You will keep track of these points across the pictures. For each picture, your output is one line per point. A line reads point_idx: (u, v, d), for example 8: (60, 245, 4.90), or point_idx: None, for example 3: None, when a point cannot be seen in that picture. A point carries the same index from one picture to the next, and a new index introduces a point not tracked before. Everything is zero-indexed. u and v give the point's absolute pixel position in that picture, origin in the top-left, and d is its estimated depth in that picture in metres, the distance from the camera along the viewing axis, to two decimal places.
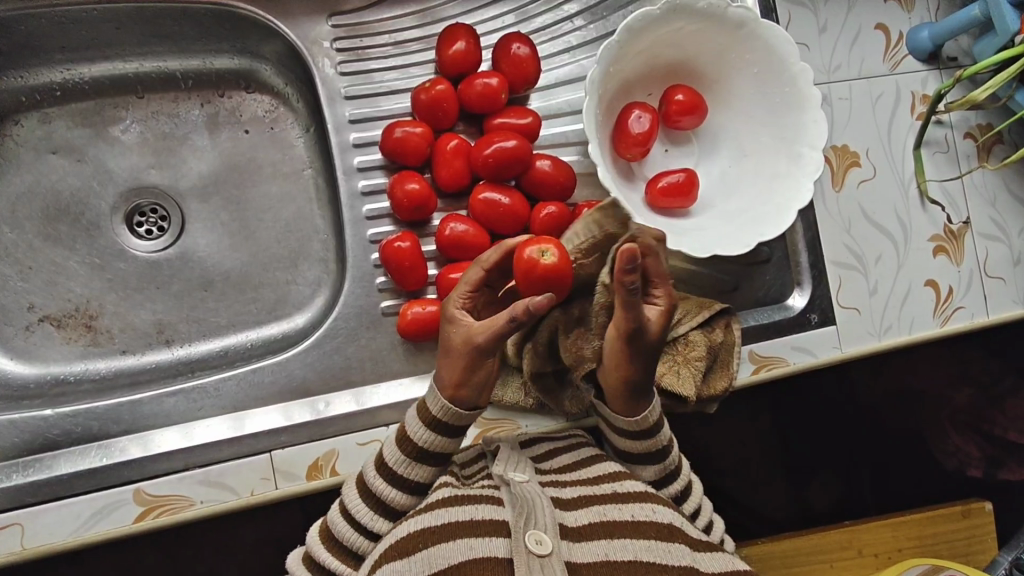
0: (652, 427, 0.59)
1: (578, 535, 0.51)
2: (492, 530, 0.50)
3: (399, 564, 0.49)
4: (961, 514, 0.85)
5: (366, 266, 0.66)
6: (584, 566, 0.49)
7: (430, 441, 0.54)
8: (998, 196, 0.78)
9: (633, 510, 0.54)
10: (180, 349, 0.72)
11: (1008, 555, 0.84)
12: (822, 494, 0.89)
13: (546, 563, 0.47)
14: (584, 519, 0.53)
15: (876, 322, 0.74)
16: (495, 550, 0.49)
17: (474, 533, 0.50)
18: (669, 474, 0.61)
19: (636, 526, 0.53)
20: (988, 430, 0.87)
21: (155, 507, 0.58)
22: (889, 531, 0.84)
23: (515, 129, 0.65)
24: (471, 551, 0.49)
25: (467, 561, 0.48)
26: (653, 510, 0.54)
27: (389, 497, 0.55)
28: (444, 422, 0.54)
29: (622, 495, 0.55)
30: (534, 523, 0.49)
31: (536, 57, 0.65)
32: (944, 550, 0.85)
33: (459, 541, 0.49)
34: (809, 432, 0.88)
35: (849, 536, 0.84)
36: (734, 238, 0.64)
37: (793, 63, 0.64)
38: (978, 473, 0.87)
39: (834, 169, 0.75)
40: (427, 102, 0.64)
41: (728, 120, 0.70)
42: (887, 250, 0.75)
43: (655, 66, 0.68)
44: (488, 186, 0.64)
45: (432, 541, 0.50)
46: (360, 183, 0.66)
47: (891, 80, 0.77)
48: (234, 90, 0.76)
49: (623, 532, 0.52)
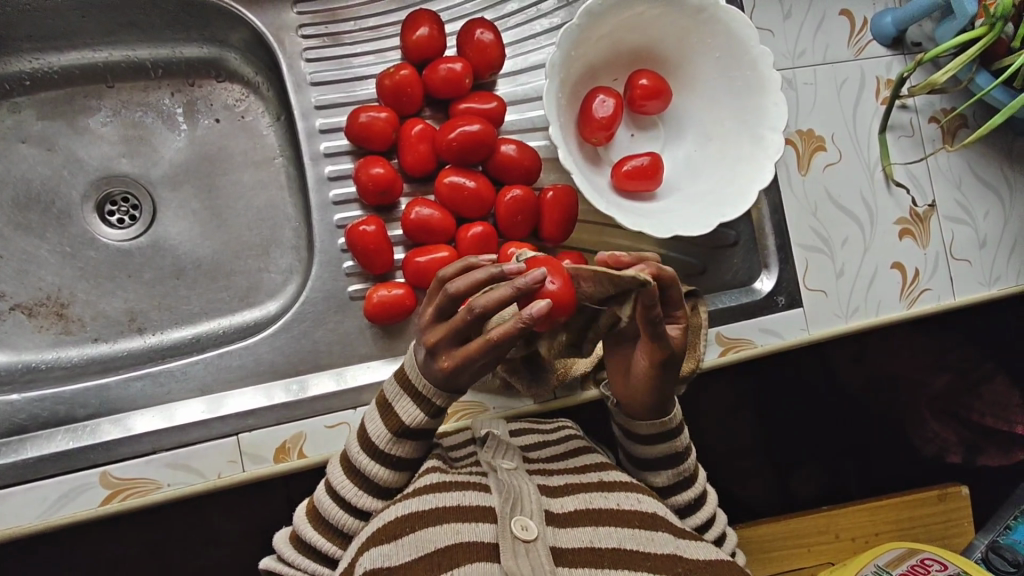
0: (671, 430, 0.60)
1: (563, 522, 0.52)
2: (480, 515, 0.51)
3: (386, 547, 0.49)
4: (937, 497, 0.86)
5: (333, 250, 0.66)
6: (569, 553, 0.50)
7: (420, 420, 0.54)
8: (963, 179, 0.79)
9: (618, 499, 0.55)
10: (152, 336, 0.73)
11: (984, 538, 0.85)
12: (795, 478, 0.89)
13: (531, 547, 0.48)
14: (570, 506, 0.54)
15: (843, 303, 0.75)
16: (483, 535, 0.50)
17: (461, 518, 0.51)
18: (686, 479, 0.62)
19: (620, 514, 0.54)
20: (964, 414, 0.88)
21: (121, 490, 0.58)
22: (866, 514, 0.85)
23: (479, 113, 0.65)
24: (457, 534, 0.50)
25: (454, 545, 0.49)
26: (638, 500, 0.56)
27: (373, 472, 0.55)
28: (436, 405, 0.54)
29: (607, 484, 0.57)
30: (521, 508, 0.50)
31: (500, 42, 0.66)
32: (920, 534, 0.86)
33: (447, 526, 0.50)
34: (787, 415, 0.88)
35: (825, 520, 0.85)
36: (696, 219, 0.65)
37: (753, 46, 0.64)
38: (957, 459, 0.89)
39: (800, 153, 0.76)
40: (391, 88, 0.64)
41: (692, 105, 0.70)
42: (853, 233, 0.76)
43: (619, 52, 0.68)
44: (453, 170, 0.65)
45: (419, 525, 0.50)
46: (327, 169, 0.67)
47: (856, 66, 0.77)
48: (204, 79, 0.76)
49: (608, 521, 0.53)
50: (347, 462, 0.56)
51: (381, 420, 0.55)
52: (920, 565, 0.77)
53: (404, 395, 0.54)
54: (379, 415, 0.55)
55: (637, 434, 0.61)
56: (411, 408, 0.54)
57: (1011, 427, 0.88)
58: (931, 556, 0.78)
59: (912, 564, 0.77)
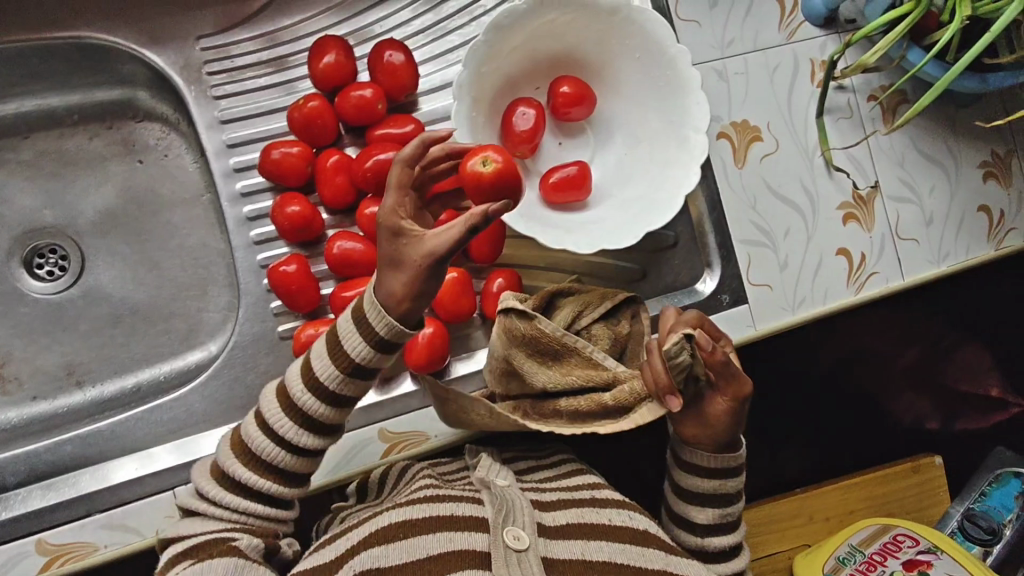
0: (730, 470, 0.61)
1: (556, 533, 0.52)
2: (473, 525, 0.51)
3: (379, 550, 0.49)
4: (911, 470, 0.82)
5: (259, 291, 0.65)
6: (560, 562, 0.49)
7: (368, 357, 0.48)
8: (906, 156, 0.78)
9: (610, 514, 0.55)
10: (92, 389, 0.72)
11: (960, 507, 0.81)
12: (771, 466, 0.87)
13: (523, 557, 0.48)
14: (563, 519, 0.53)
15: (789, 296, 0.74)
16: (474, 544, 0.50)
17: (454, 528, 0.51)
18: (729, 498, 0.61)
19: (611, 528, 0.53)
20: (940, 383, 0.80)
21: (58, 556, 0.57)
22: (842, 493, 0.81)
23: (396, 139, 0.63)
24: (449, 543, 0.50)
25: (445, 553, 0.49)
26: (629, 516, 0.55)
27: (314, 410, 0.50)
28: (382, 337, 0.47)
29: (599, 500, 0.57)
30: (513, 519, 0.50)
31: (411, 63, 0.64)
32: (896, 509, 0.82)
33: (439, 534, 0.50)
34: (782, 403, 0.80)
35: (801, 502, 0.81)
36: (623, 230, 0.63)
37: (670, 46, 0.62)
38: (935, 426, 0.82)
39: (735, 147, 0.74)
40: (301, 121, 0.62)
41: (619, 107, 0.69)
42: (796, 223, 0.75)
43: (537, 61, 0.66)
44: (374, 200, 0.63)
45: (411, 532, 0.50)
46: (246, 209, 0.65)
47: (788, 50, 0.75)
48: (122, 120, 0.74)
49: (599, 534, 0.53)
50: (282, 399, 0.50)
51: (329, 358, 0.49)
52: (892, 543, 0.76)
53: (352, 330, 0.48)
54: (322, 336, 0.49)
55: (694, 467, 0.61)
56: (357, 340, 0.48)
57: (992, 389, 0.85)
58: (905, 532, 0.77)
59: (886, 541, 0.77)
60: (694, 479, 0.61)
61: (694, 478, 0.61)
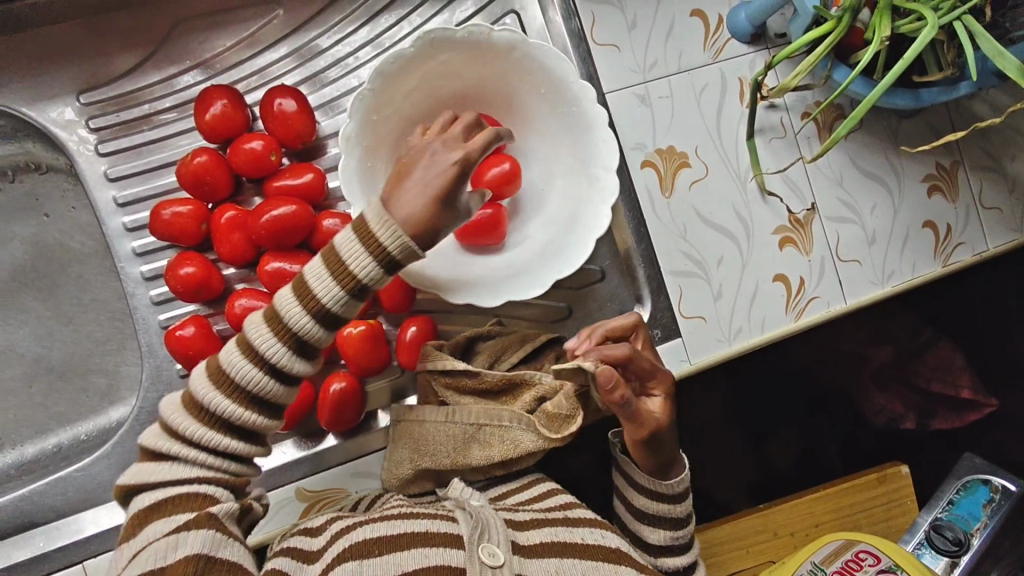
0: (676, 493, 0.59)
1: (530, 551, 0.50)
2: (448, 542, 0.49)
3: (354, 564, 0.47)
4: (877, 480, 0.80)
5: (162, 354, 0.62)
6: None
7: (379, 278, 0.44)
8: (845, 174, 0.74)
9: (584, 534, 0.54)
10: (11, 451, 0.71)
11: (928, 517, 0.77)
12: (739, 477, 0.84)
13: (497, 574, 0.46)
14: (538, 538, 0.51)
15: (724, 327, 0.71)
16: (449, 559, 0.47)
17: (428, 544, 0.49)
18: (680, 517, 0.59)
19: (584, 547, 0.52)
20: (914, 383, 0.83)
21: None
22: (806, 504, 0.80)
23: (292, 191, 0.61)
24: (423, 560, 0.47)
25: (420, 569, 0.47)
26: (602, 535, 0.54)
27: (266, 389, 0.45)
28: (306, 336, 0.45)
29: (572, 520, 0.55)
30: (488, 536, 0.49)
31: (304, 110, 0.61)
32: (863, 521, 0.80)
33: (414, 550, 0.48)
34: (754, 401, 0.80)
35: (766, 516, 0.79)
36: (532, 278, 0.61)
37: (572, 82, 0.59)
38: (911, 425, 0.83)
39: (662, 174, 0.70)
40: (188, 177, 0.59)
41: (532, 141, 0.66)
42: (729, 251, 0.72)
43: (441, 100, 0.63)
44: (274, 255, 0.61)
45: (388, 548, 0.48)
46: (142, 270, 0.62)
47: (714, 70, 0.72)
48: (25, 173, 0.72)
49: (573, 553, 0.51)
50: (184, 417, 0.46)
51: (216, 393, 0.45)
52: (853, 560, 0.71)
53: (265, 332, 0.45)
54: (226, 343, 0.45)
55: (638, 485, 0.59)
56: (272, 347, 0.44)
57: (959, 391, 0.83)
58: (866, 548, 0.71)
59: (846, 559, 0.72)
60: (648, 500, 0.59)
61: (641, 497, 0.59)
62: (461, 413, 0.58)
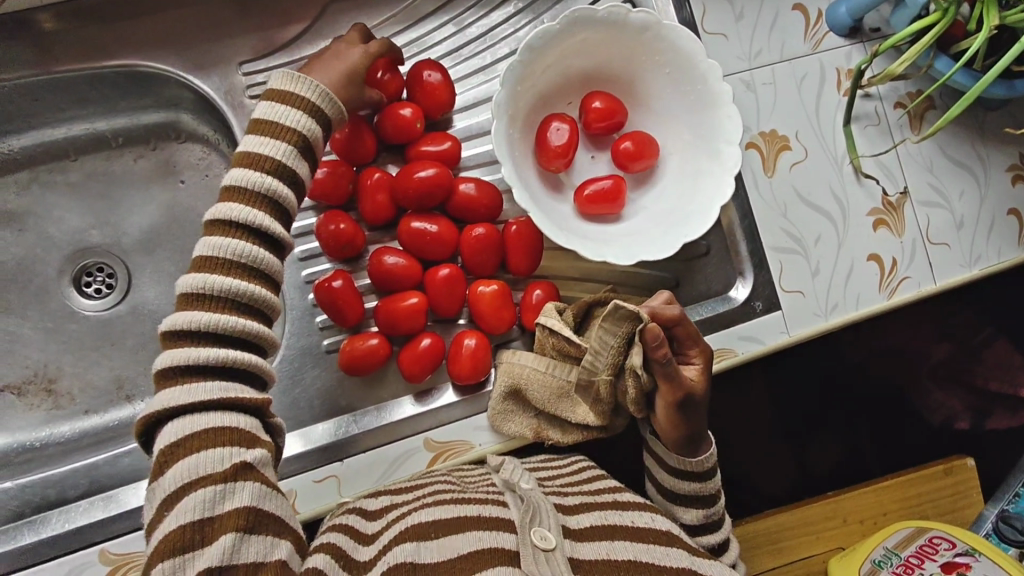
0: (706, 471, 0.61)
1: (580, 536, 0.52)
2: (499, 526, 0.51)
3: (413, 544, 0.48)
4: (942, 472, 0.86)
5: (305, 306, 0.67)
6: (586, 563, 0.49)
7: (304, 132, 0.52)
8: (935, 161, 0.78)
9: (631, 516, 0.56)
10: (141, 403, 0.74)
11: (994, 508, 0.84)
12: (819, 461, 0.88)
13: (550, 556, 0.47)
14: (587, 522, 0.54)
15: (822, 302, 0.74)
16: (503, 543, 0.49)
17: (483, 527, 0.50)
18: (709, 497, 0.62)
19: (633, 531, 0.54)
20: (970, 379, 0.89)
21: (121, 565, 0.59)
22: (871, 497, 0.85)
23: (434, 156, 0.65)
24: (479, 542, 0.49)
25: (475, 550, 0.48)
26: (651, 518, 0.56)
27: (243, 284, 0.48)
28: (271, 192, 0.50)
29: (620, 503, 0.58)
30: (539, 520, 0.50)
31: (449, 82, 0.66)
32: (929, 511, 0.86)
33: (470, 533, 0.49)
34: (796, 400, 0.87)
35: (833, 505, 0.84)
36: (661, 241, 0.64)
37: (701, 60, 0.64)
38: (966, 425, 0.90)
39: (765, 156, 0.75)
40: (343, 140, 0.64)
41: (649, 120, 0.70)
42: (827, 230, 0.75)
43: (569, 78, 0.68)
44: (415, 215, 0.65)
45: (447, 530, 0.50)
46: (291, 226, 0.67)
47: (814, 60, 0.76)
48: (165, 142, 0.77)
49: (623, 536, 0.53)
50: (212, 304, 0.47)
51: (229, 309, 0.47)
52: (928, 545, 0.77)
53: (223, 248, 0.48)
54: (260, 133, 0.51)
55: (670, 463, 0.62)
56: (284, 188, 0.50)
57: (1016, 389, 0.89)
58: (940, 534, 0.78)
59: (920, 543, 0.78)
60: (686, 482, 0.61)
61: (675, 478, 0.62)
62: (558, 368, 0.64)
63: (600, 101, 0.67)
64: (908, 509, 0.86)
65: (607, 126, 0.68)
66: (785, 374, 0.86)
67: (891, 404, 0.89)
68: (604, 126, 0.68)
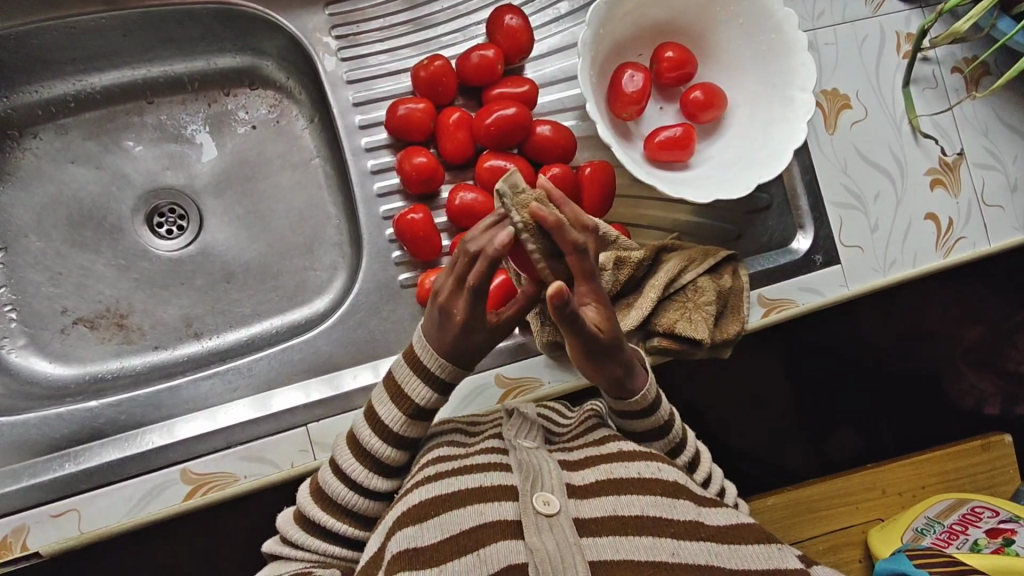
0: (652, 404, 0.57)
1: (586, 493, 0.51)
2: (501, 495, 0.50)
3: (414, 528, 0.49)
4: (981, 447, 0.85)
5: (381, 242, 0.69)
6: (591, 522, 0.49)
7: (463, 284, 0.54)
8: (990, 126, 0.79)
9: (639, 468, 0.53)
10: (209, 340, 0.74)
11: None
12: (844, 435, 0.88)
13: (553, 522, 0.47)
14: (591, 478, 0.52)
15: (880, 257, 0.76)
16: (505, 513, 0.49)
17: (483, 499, 0.50)
18: (663, 427, 0.59)
19: (641, 483, 0.52)
20: (1001, 364, 0.89)
21: (201, 484, 0.60)
22: (914, 468, 0.85)
23: (512, 97, 0.67)
24: (482, 516, 0.49)
25: (477, 526, 0.48)
26: (658, 468, 0.54)
27: (382, 453, 0.55)
28: (441, 378, 0.53)
29: (627, 454, 0.55)
30: (541, 485, 0.50)
31: (528, 26, 0.68)
32: (968, 484, 0.86)
33: (470, 507, 0.50)
34: (816, 383, 0.87)
35: (873, 476, 0.84)
36: (734, 183, 0.66)
37: (777, 10, 0.66)
38: (995, 410, 0.89)
39: (826, 114, 0.77)
40: (426, 78, 0.67)
41: (717, 72, 0.72)
42: (886, 187, 0.77)
43: (643, 27, 0.70)
44: (493, 154, 0.67)
45: (443, 508, 0.50)
46: (370, 163, 0.70)
47: (874, 23, 0.78)
48: (239, 88, 0.78)
49: (629, 489, 0.51)
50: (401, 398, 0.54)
51: (393, 404, 0.54)
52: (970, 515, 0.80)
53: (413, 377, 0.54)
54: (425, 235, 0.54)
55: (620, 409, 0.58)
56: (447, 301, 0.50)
57: None
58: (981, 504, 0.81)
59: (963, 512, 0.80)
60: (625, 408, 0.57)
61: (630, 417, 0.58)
62: None
63: (673, 49, 0.69)
64: (946, 481, 0.85)
65: (679, 74, 0.69)
66: (804, 354, 0.86)
67: (911, 386, 0.89)
68: (675, 76, 0.69)
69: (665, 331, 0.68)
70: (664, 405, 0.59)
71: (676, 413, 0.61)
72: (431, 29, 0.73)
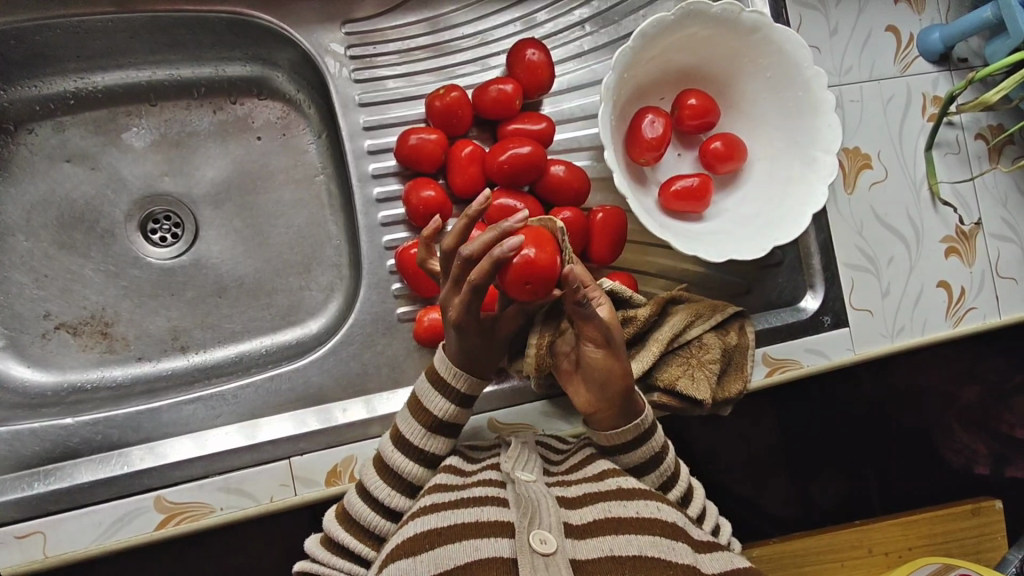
0: (643, 432, 0.56)
1: (583, 533, 0.49)
2: (497, 530, 0.48)
3: (406, 561, 0.47)
4: (971, 512, 0.83)
5: (382, 272, 0.67)
6: (589, 563, 0.47)
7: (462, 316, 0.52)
8: (1009, 197, 0.77)
9: (637, 507, 0.51)
10: (195, 355, 0.72)
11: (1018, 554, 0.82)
12: (833, 492, 0.86)
13: (550, 562, 0.45)
14: (589, 517, 0.50)
15: (888, 323, 0.74)
16: (501, 550, 0.47)
17: (479, 534, 0.48)
18: (657, 455, 0.57)
19: (640, 523, 0.50)
20: (999, 428, 0.86)
21: (175, 514, 0.58)
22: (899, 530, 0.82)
23: (529, 135, 0.65)
24: (475, 552, 0.47)
25: (473, 562, 0.46)
26: (658, 508, 0.51)
27: (409, 471, 0.54)
28: (463, 390, 0.55)
29: (626, 491, 0.52)
30: (539, 522, 0.48)
31: (550, 62, 0.66)
32: (954, 549, 0.83)
33: (465, 542, 0.47)
34: (811, 439, 0.85)
35: (858, 534, 0.82)
36: (748, 243, 0.64)
37: (806, 67, 0.64)
38: (985, 470, 0.86)
39: (846, 172, 0.75)
40: (441, 109, 0.65)
41: (739, 123, 0.70)
42: (900, 251, 0.75)
43: (668, 72, 0.68)
44: (503, 192, 0.65)
45: (437, 541, 0.48)
46: (376, 190, 0.68)
47: (902, 82, 0.76)
48: (246, 96, 0.76)
49: (628, 528, 0.49)
50: (420, 413, 0.55)
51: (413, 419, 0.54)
52: None
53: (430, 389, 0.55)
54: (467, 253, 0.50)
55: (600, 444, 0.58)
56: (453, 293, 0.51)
57: None
58: (966, 572, 0.74)
59: None
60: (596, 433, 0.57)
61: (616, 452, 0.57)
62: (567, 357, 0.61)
63: (694, 96, 0.67)
64: (932, 544, 0.83)
65: (702, 126, 0.67)
66: (802, 408, 0.85)
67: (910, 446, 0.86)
68: (698, 126, 0.67)
69: (666, 387, 0.66)
70: (659, 435, 0.57)
71: (668, 444, 0.58)
72: (450, 56, 0.71)
